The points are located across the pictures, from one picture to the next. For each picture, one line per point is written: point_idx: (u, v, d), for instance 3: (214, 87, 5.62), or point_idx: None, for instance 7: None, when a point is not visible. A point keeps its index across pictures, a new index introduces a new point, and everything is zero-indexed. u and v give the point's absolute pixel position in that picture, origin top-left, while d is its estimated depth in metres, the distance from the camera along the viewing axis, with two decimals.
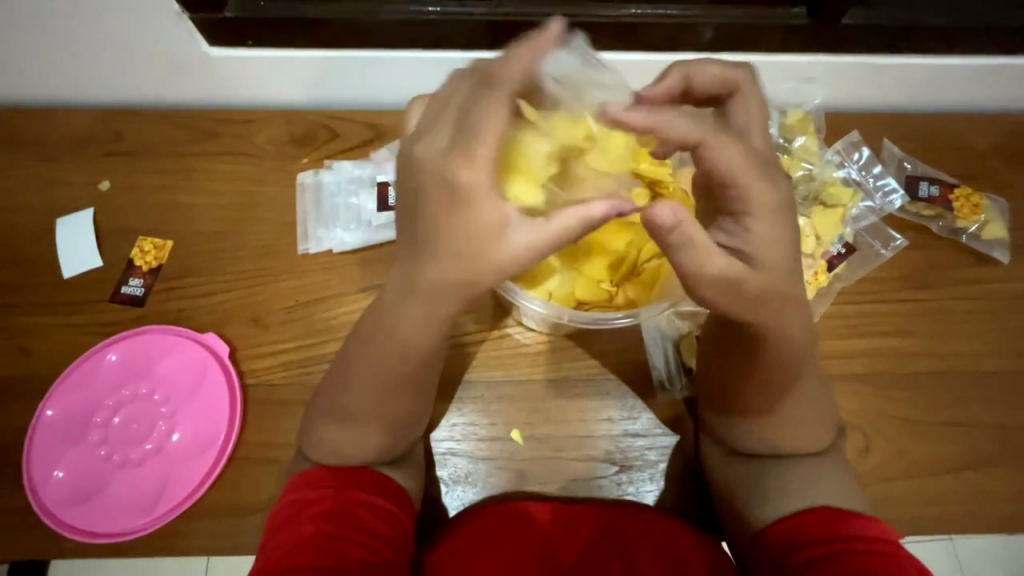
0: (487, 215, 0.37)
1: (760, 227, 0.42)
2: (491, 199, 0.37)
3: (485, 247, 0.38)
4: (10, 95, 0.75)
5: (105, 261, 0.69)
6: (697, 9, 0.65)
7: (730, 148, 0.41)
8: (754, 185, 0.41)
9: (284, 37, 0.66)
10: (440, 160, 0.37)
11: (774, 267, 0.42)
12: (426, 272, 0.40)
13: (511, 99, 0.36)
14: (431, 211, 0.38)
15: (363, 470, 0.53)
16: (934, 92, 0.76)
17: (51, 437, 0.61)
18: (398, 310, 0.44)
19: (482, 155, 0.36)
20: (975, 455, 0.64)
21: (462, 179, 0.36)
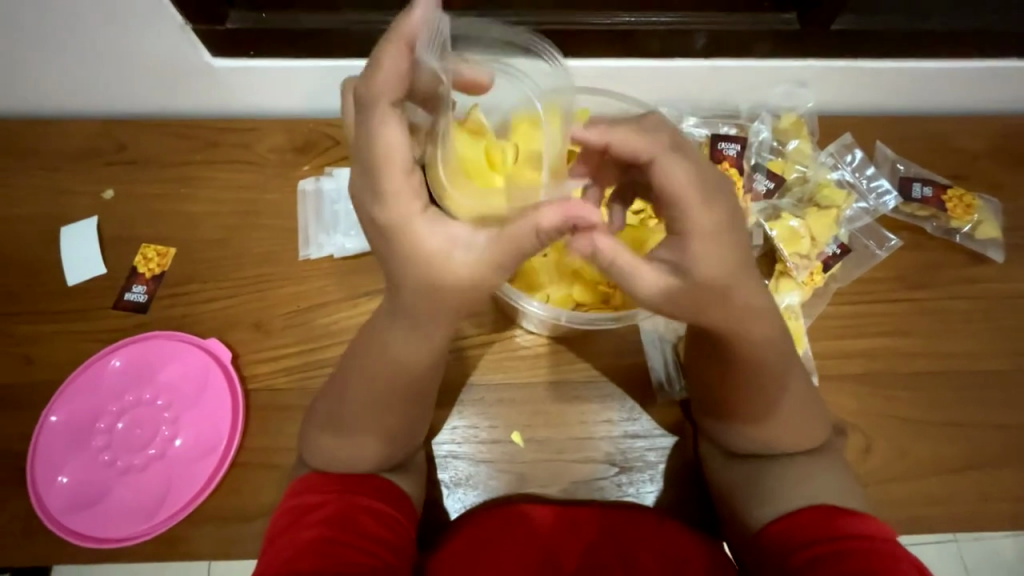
0: (433, 238, 0.42)
1: (698, 241, 0.43)
2: (422, 220, 0.42)
3: (436, 270, 0.43)
4: (16, 107, 0.76)
5: (109, 269, 0.70)
6: (689, 16, 0.66)
7: (676, 165, 0.42)
8: (693, 207, 0.42)
9: (285, 47, 0.68)
10: (379, 209, 0.42)
11: (713, 281, 0.44)
12: (407, 301, 0.46)
13: (394, 108, 0.39)
14: (387, 249, 0.43)
15: (372, 477, 0.54)
16: (925, 95, 0.77)
17: (56, 444, 0.62)
18: (389, 327, 0.49)
19: (400, 184, 0.41)
20: (974, 454, 0.64)
21: (398, 214, 0.42)
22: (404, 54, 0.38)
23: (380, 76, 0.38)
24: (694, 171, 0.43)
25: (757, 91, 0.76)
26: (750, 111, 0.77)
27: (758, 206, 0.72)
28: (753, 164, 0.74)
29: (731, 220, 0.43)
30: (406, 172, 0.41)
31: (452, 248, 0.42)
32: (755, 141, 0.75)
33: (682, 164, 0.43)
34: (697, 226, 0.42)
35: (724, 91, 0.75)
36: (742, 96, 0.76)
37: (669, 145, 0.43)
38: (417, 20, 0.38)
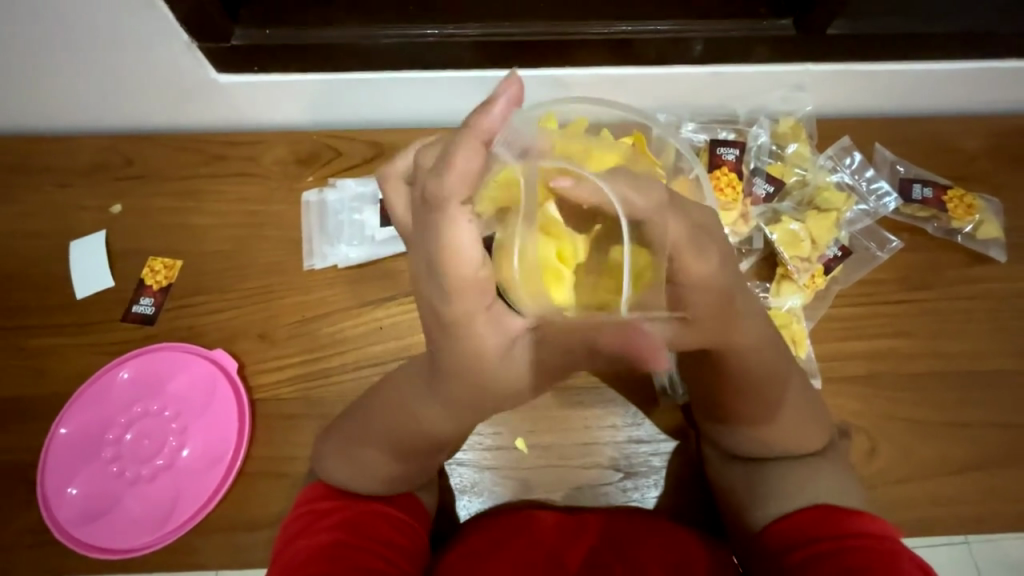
0: (492, 335, 0.41)
1: (694, 292, 0.41)
2: (485, 318, 0.40)
3: (494, 361, 0.43)
4: (26, 125, 0.78)
5: (117, 282, 0.71)
6: (685, 23, 0.67)
7: (669, 223, 0.38)
8: (688, 260, 0.39)
9: (289, 63, 0.68)
10: (450, 307, 0.39)
11: (705, 321, 0.43)
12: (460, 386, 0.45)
13: (466, 208, 0.35)
14: (440, 339, 0.42)
15: (400, 496, 0.55)
16: (923, 96, 0.78)
17: (66, 456, 0.63)
18: (429, 394, 0.48)
19: (467, 287, 0.37)
20: (982, 454, 0.64)
21: (459, 311, 0.39)
22: (480, 150, 0.34)
23: (451, 176, 0.34)
24: (683, 222, 0.39)
25: (755, 96, 0.76)
26: (749, 116, 0.77)
27: (757, 211, 0.72)
28: (752, 168, 0.75)
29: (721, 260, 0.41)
30: (478, 275, 0.37)
31: (511, 345, 0.42)
32: (754, 145, 0.76)
33: (673, 221, 0.39)
34: (692, 278, 0.40)
35: (722, 97, 0.76)
36: (740, 102, 0.77)
37: (666, 202, 0.39)
38: (498, 112, 0.34)
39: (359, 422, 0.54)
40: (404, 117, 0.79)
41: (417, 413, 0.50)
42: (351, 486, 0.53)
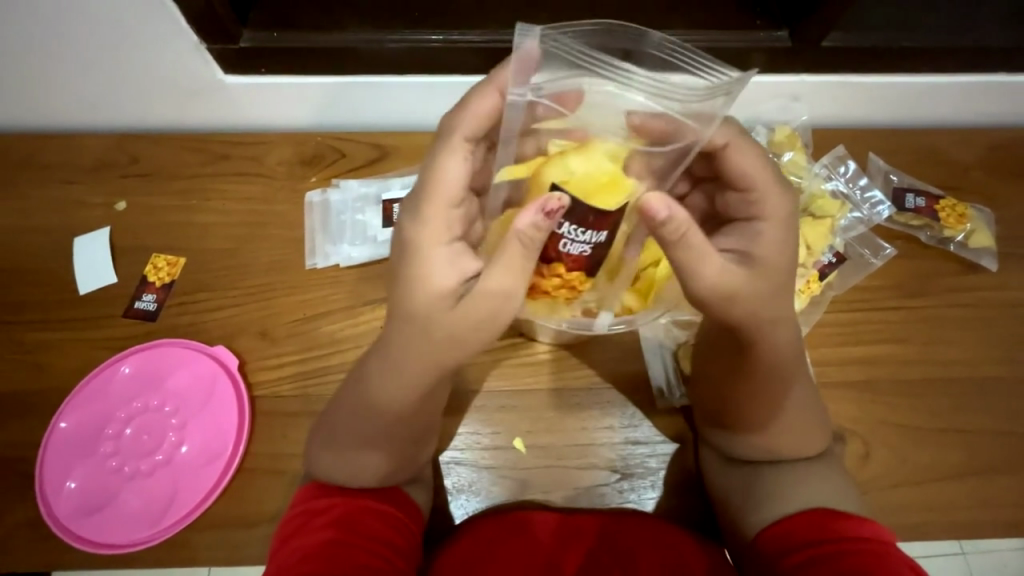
0: (446, 270, 0.46)
1: (766, 229, 0.49)
2: (441, 250, 0.46)
3: (446, 306, 0.46)
4: (34, 122, 0.79)
5: (120, 278, 0.71)
6: (685, 33, 0.68)
7: (753, 158, 0.50)
8: (769, 188, 0.50)
9: (296, 66, 0.70)
10: (420, 231, 0.47)
11: (771, 272, 0.48)
12: (413, 334, 0.48)
13: (464, 143, 0.47)
14: (400, 275, 0.47)
15: (389, 488, 0.55)
16: (916, 108, 0.80)
17: (64, 450, 0.63)
18: (384, 358, 0.50)
19: (441, 213, 0.46)
20: (975, 459, 0.64)
21: (423, 238, 0.46)
22: (495, 94, 0.47)
23: (466, 112, 0.47)
24: (767, 167, 0.50)
25: (751, 105, 0.78)
26: (746, 124, 0.79)
27: None
28: None
29: (789, 217, 0.50)
30: (447, 205, 0.46)
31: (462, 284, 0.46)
32: None
33: (760, 159, 0.50)
34: (766, 213, 0.50)
35: None
36: (736, 111, 0.79)
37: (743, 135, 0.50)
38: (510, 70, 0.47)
39: (350, 414, 0.53)
40: (408, 121, 0.80)
41: (388, 394, 0.51)
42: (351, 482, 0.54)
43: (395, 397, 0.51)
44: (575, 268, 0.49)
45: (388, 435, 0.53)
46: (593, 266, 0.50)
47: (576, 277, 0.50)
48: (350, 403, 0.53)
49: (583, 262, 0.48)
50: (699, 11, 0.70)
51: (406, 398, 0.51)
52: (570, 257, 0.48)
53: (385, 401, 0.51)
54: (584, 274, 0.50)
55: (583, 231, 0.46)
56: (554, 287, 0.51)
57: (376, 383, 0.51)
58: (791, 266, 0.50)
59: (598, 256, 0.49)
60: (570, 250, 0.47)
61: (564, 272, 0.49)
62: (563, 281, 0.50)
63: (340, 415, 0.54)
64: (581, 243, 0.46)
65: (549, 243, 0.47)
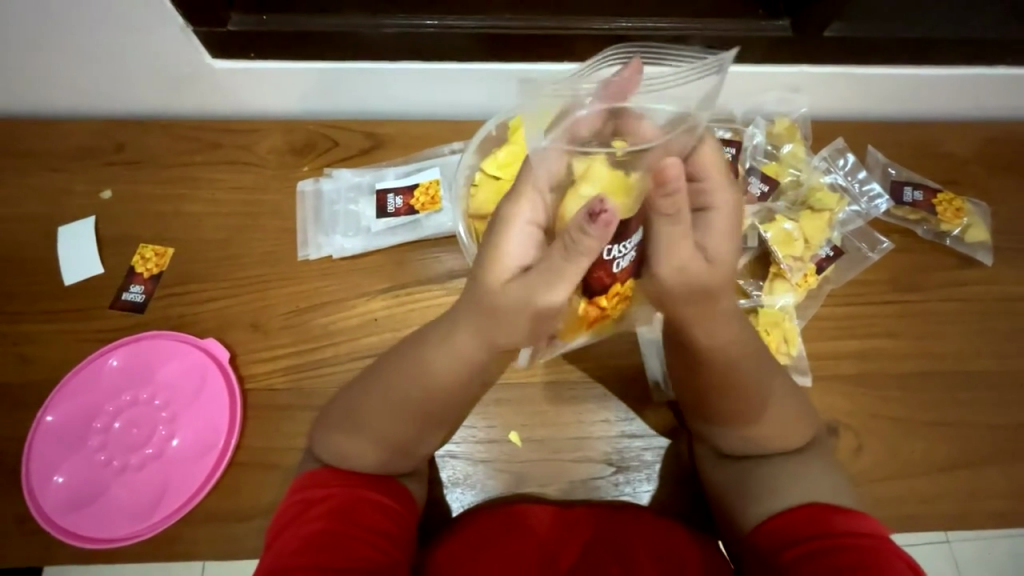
0: (520, 248, 0.49)
1: (717, 217, 0.50)
2: (522, 228, 0.49)
3: (501, 282, 0.49)
4: (14, 107, 0.76)
5: (107, 269, 0.70)
6: (685, 22, 0.67)
7: (709, 150, 0.49)
8: (720, 181, 0.50)
9: (287, 50, 0.68)
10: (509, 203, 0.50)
11: (722, 264, 0.51)
12: (468, 306, 0.51)
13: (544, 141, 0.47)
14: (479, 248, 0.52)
15: (383, 476, 0.54)
16: (916, 101, 0.79)
17: (52, 443, 0.62)
18: (444, 329, 0.53)
19: (531, 194, 0.49)
20: (967, 453, 0.65)
21: (508, 211, 0.49)
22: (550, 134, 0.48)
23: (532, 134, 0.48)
24: (720, 156, 0.50)
25: (753, 96, 0.77)
26: (746, 116, 0.77)
27: (752, 210, 0.71)
28: (749, 167, 0.74)
29: (737, 208, 0.51)
30: (539, 189, 0.49)
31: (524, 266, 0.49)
32: (750, 145, 0.75)
33: (712, 150, 0.49)
34: (716, 203, 0.50)
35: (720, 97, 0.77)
36: (737, 102, 0.77)
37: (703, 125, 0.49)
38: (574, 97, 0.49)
39: (375, 391, 0.54)
40: (402, 111, 0.78)
41: (431, 363, 0.53)
42: (358, 466, 0.53)
43: (421, 378, 0.53)
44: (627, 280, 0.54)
45: (413, 413, 0.53)
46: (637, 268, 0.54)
47: (627, 286, 0.56)
48: (380, 379, 0.54)
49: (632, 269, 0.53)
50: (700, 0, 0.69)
51: (458, 368, 0.52)
52: (623, 271, 0.52)
53: (423, 372, 0.53)
54: (632, 279, 0.55)
55: (628, 245, 0.49)
56: (613, 303, 0.57)
57: (429, 347, 0.53)
58: (734, 258, 0.52)
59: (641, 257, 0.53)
60: (621, 265, 0.51)
61: (619, 287, 0.55)
62: (620, 294, 0.56)
63: (368, 393, 0.54)
64: (629, 253, 0.50)
65: (603, 273, 0.50)
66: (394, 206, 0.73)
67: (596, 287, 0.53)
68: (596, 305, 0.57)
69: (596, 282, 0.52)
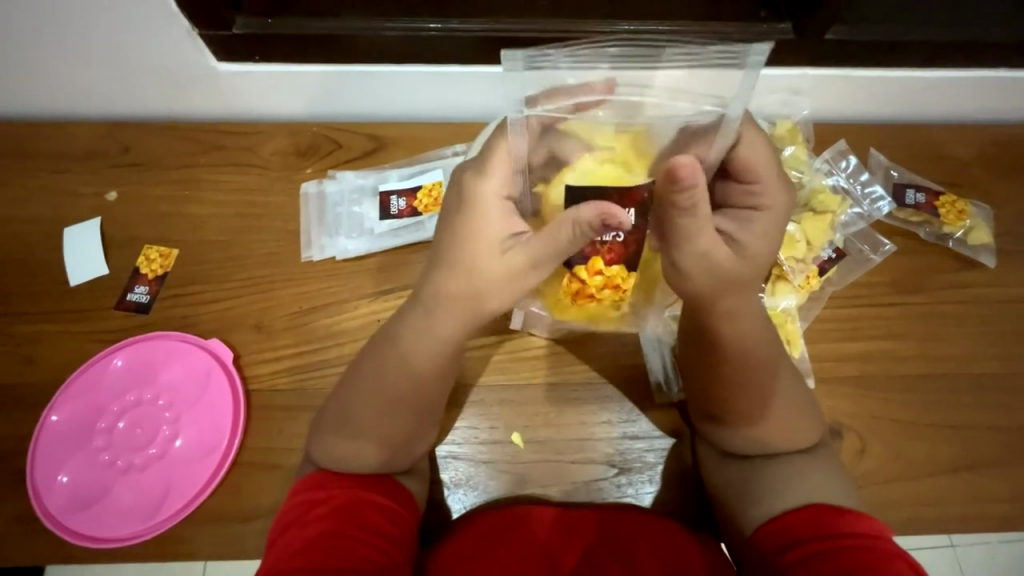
0: (497, 221, 0.50)
1: (763, 217, 0.52)
2: (495, 202, 0.51)
3: (484, 254, 0.50)
4: (21, 109, 0.77)
5: (112, 270, 0.70)
6: (687, 24, 0.68)
7: (763, 153, 0.51)
8: (772, 186, 0.52)
9: (292, 54, 0.68)
10: (475, 180, 0.51)
11: (756, 261, 0.51)
12: (444, 279, 0.51)
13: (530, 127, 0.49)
14: (455, 221, 0.51)
15: (384, 477, 0.54)
16: (919, 103, 0.79)
17: (56, 443, 0.62)
18: (423, 311, 0.53)
19: (500, 168, 0.51)
20: (970, 455, 0.65)
21: (479, 188, 0.50)
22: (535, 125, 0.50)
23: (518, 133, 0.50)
24: (772, 161, 0.52)
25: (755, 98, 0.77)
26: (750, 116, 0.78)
27: None
28: None
29: (786, 212, 0.53)
30: (511, 169, 0.51)
31: (508, 237, 0.50)
32: None
33: (767, 152, 0.52)
34: (767, 204, 0.52)
35: None
36: None
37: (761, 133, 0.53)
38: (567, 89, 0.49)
39: (362, 391, 0.53)
40: (405, 113, 0.79)
41: (411, 352, 0.53)
42: (358, 469, 0.53)
43: (400, 373, 0.53)
44: (612, 259, 0.55)
45: (403, 410, 0.53)
46: (629, 254, 0.55)
47: (616, 272, 0.55)
48: (367, 378, 0.54)
49: (618, 250, 0.54)
50: (702, 3, 0.69)
51: (439, 353, 0.52)
52: (606, 246, 0.53)
53: (407, 368, 0.52)
54: (622, 267, 0.55)
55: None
56: (599, 287, 0.56)
57: (408, 340, 0.53)
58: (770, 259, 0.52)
59: (633, 240, 0.53)
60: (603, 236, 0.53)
61: (604, 268, 0.55)
62: (605, 277, 0.56)
63: (356, 394, 0.54)
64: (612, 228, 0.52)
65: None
66: (397, 208, 0.73)
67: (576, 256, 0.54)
68: (579, 283, 0.56)
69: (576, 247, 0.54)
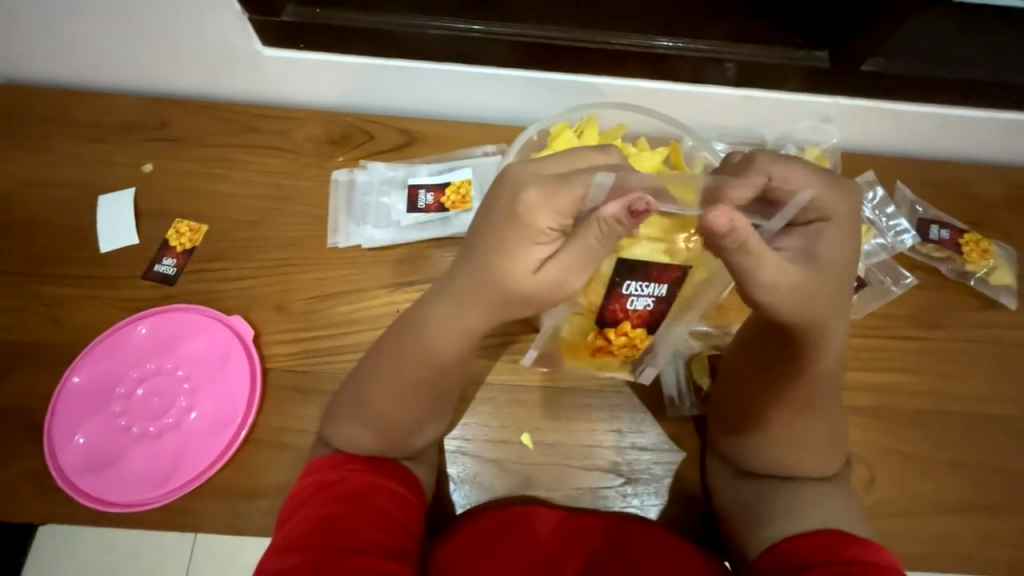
0: (540, 244, 0.45)
1: (831, 229, 0.48)
2: (544, 227, 0.44)
3: (522, 274, 0.46)
4: (67, 78, 0.79)
5: (141, 240, 0.71)
6: (724, 45, 0.69)
7: (796, 172, 0.48)
8: (825, 194, 0.48)
9: (335, 44, 0.70)
10: (528, 196, 0.44)
11: (833, 271, 0.47)
12: (474, 287, 0.48)
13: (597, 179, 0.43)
14: (497, 233, 0.45)
15: (394, 463, 0.55)
16: (948, 141, 0.79)
17: (76, 404, 0.63)
18: (449, 307, 0.50)
19: (559, 188, 0.44)
20: (980, 496, 0.64)
21: (528, 206, 0.44)
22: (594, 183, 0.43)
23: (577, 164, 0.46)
24: (810, 172, 0.48)
25: (784, 123, 0.77)
26: (777, 141, 0.78)
27: None
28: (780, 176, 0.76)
29: (851, 214, 0.49)
30: (570, 201, 0.44)
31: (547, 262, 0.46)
32: None
33: (795, 170, 0.48)
34: (829, 214, 0.48)
35: (754, 121, 0.77)
36: (768, 127, 0.78)
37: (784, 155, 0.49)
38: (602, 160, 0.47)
39: (376, 378, 0.54)
40: (437, 111, 0.80)
41: (427, 343, 0.51)
42: (369, 451, 0.54)
43: (414, 363, 0.52)
44: (639, 324, 0.55)
45: (419, 397, 0.53)
46: (652, 319, 0.56)
47: (638, 334, 0.57)
48: (383, 364, 0.53)
49: (646, 316, 0.55)
50: (740, 24, 0.70)
51: (455, 343, 0.51)
52: (636, 312, 0.54)
53: (420, 358, 0.52)
54: (645, 329, 0.56)
55: (647, 285, 0.52)
56: (620, 345, 0.58)
57: (423, 328, 0.52)
58: (851, 267, 0.48)
59: (659, 308, 0.55)
60: (636, 304, 0.53)
61: (630, 330, 0.56)
62: (628, 338, 0.56)
63: (373, 377, 0.54)
64: (644, 296, 0.53)
65: (618, 305, 0.53)
66: (424, 202, 0.74)
67: (607, 319, 0.55)
68: (603, 340, 0.57)
69: (610, 313, 0.54)
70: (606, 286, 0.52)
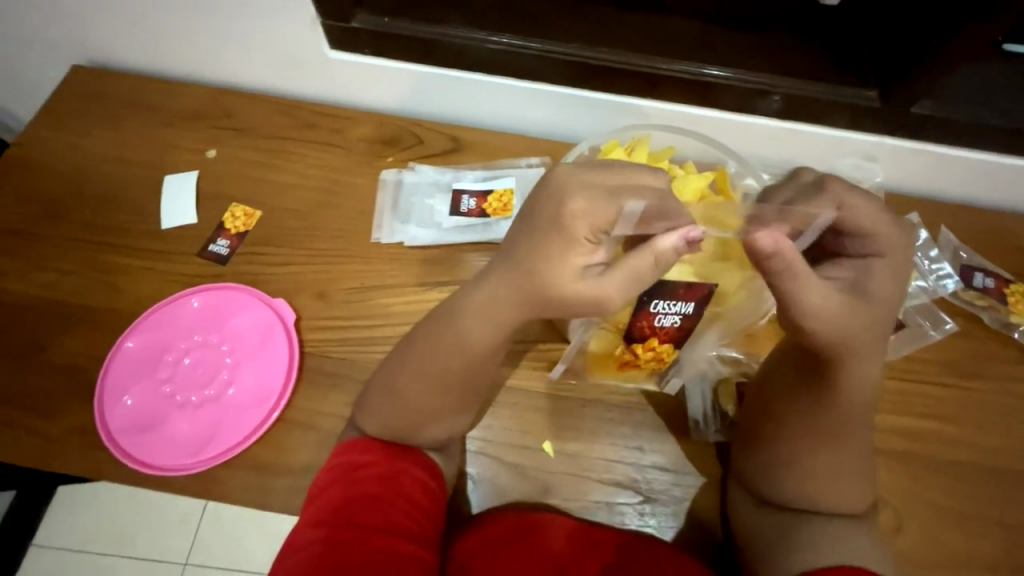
0: (581, 255, 0.45)
1: (883, 266, 0.48)
2: (587, 239, 0.45)
3: (562, 283, 0.46)
4: (148, 65, 0.85)
5: (199, 220, 0.76)
6: (772, 78, 0.70)
7: (864, 206, 0.47)
8: (885, 233, 0.48)
9: (397, 50, 0.73)
10: (574, 206, 0.44)
11: (879, 309, 0.47)
12: (511, 289, 0.49)
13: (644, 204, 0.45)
14: (542, 239, 0.46)
15: (418, 452, 0.56)
16: (998, 190, 0.78)
17: (127, 368, 0.66)
18: (483, 305, 0.51)
19: (603, 204, 0.44)
20: (1014, 557, 0.62)
21: (573, 216, 0.44)
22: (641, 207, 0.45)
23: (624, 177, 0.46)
24: (877, 210, 0.48)
25: (827, 158, 0.77)
26: None
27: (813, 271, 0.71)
28: None
29: (905, 255, 0.49)
30: (614, 217, 0.45)
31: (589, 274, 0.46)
32: None
33: (863, 205, 0.47)
34: (880, 251, 0.48)
35: (797, 153, 0.78)
36: (810, 160, 0.78)
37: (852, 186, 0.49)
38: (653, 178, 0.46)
39: (408, 369, 0.55)
40: (485, 121, 0.83)
41: (461, 337, 0.53)
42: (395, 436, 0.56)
43: (447, 357, 0.53)
44: (666, 339, 0.57)
45: (447, 389, 0.55)
46: (679, 335, 0.58)
47: (665, 349, 0.58)
48: (415, 355, 0.55)
49: (672, 332, 0.56)
50: (792, 58, 0.71)
51: (488, 340, 0.52)
52: (663, 329, 0.56)
53: (453, 353, 0.53)
54: (672, 345, 0.58)
55: (674, 303, 0.53)
56: (646, 359, 0.59)
57: (456, 324, 0.53)
58: (896, 305, 0.49)
59: (686, 325, 0.56)
60: (664, 321, 0.55)
61: (656, 345, 0.57)
62: (655, 352, 0.58)
63: (406, 369, 0.55)
64: (672, 314, 0.54)
65: (645, 322, 0.55)
66: (467, 206, 0.76)
67: (635, 334, 0.56)
68: (631, 354, 0.59)
69: (637, 329, 0.55)
70: (635, 306, 0.53)
